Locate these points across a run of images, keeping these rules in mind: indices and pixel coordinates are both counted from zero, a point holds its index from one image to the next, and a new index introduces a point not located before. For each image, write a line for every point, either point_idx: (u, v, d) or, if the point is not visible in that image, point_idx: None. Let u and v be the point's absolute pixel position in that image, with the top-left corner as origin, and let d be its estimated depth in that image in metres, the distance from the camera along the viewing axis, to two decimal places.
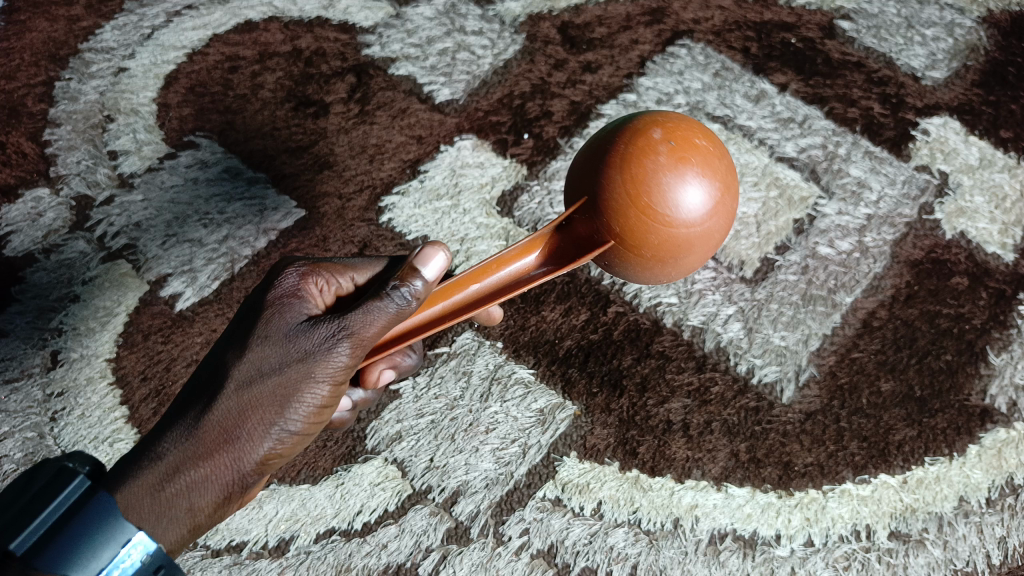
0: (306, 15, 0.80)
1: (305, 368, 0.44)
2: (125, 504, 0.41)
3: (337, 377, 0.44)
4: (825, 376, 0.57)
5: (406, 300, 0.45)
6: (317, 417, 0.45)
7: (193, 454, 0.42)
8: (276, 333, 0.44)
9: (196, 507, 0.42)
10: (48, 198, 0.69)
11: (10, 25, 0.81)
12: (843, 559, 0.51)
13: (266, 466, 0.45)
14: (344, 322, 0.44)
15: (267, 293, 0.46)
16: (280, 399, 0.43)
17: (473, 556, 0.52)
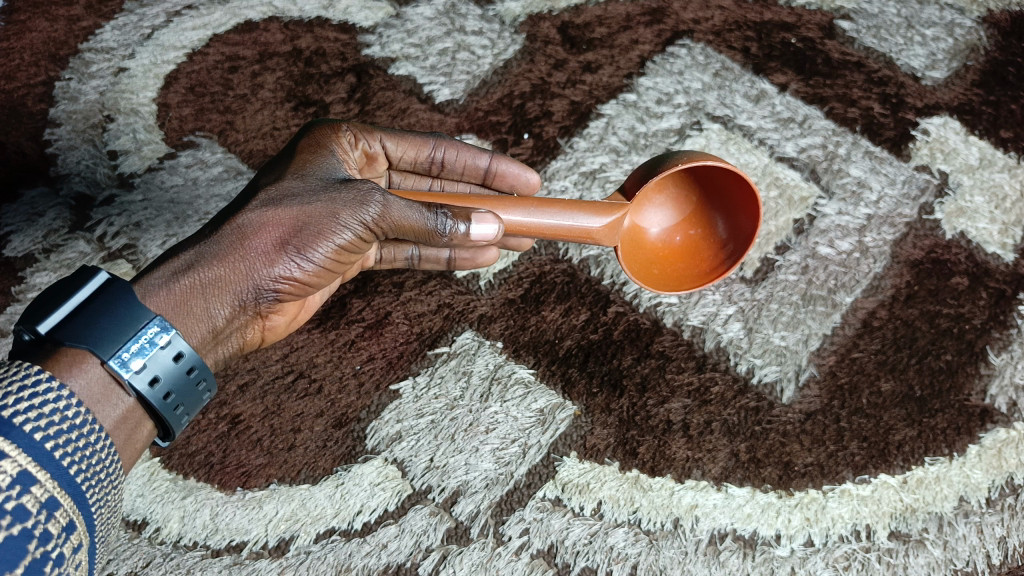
0: (306, 15, 0.80)
1: (332, 215, 0.49)
2: (145, 291, 0.46)
3: (359, 227, 0.50)
4: (825, 375, 0.57)
5: (443, 227, 0.50)
6: (333, 259, 0.50)
7: (215, 254, 0.48)
8: (311, 175, 0.51)
9: (214, 306, 0.48)
10: (48, 198, 0.69)
11: (9, 24, 0.81)
12: (843, 559, 0.51)
13: (280, 291, 0.50)
14: (384, 196, 0.50)
15: (309, 145, 0.53)
16: (304, 234, 0.49)
17: (473, 556, 0.52)
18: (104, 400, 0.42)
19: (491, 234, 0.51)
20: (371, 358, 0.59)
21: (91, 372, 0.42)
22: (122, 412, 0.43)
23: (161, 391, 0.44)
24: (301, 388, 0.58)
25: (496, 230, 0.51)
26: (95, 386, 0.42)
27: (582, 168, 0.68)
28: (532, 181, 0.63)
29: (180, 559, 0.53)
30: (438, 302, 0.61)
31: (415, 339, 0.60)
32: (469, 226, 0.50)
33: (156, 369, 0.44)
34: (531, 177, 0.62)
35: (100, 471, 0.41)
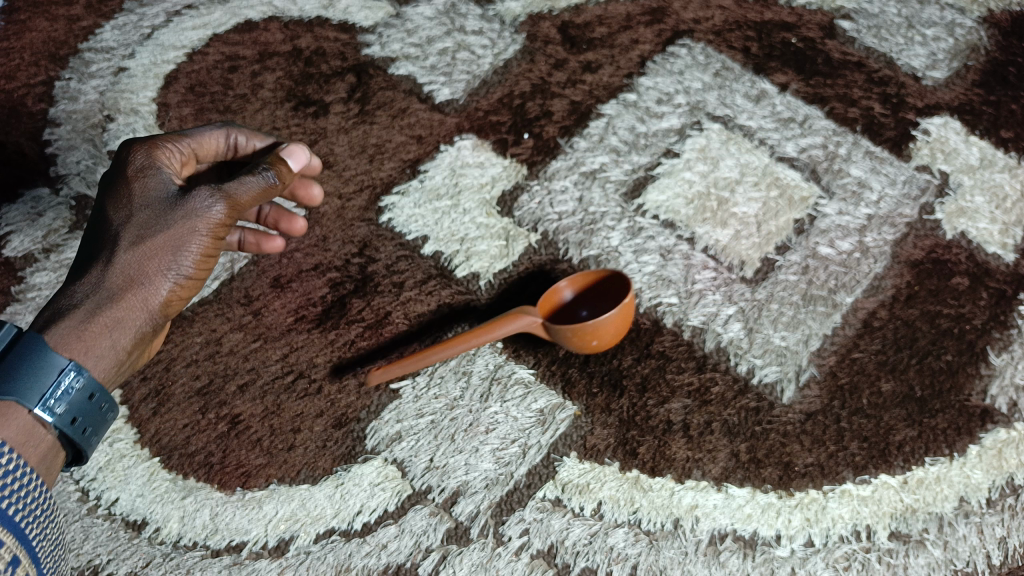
0: (306, 15, 0.80)
1: (188, 220, 0.50)
2: (55, 341, 0.45)
3: (214, 224, 0.51)
4: (826, 376, 0.57)
5: (271, 179, 0.53)
6: (204, 262, 0.52)
7: (100, 300, 0.47)
8: (149, 200, 0.50)
9: (118, 344, 0.48)
10: (48, 198, 0.69)
11: (9, 24, 0.81)
12: (843, 559, 0.51)
13: (167, 305, 0.51)
14: (215, 191, 0.51)
15: (121, 176, 0.51)
16: (172, 243, 0.50)
17: (473, 556, 0.52)
18: (24, 442, 0.43)
19: (307, 157, 0.57)
20: (371, 358, 0.59)
21: (12, 418, 0.43)
22: (45, 449, 0.44)
23: (66, 417, 0.45)
24: (301, 388, 0.58)
25: (309, 153, 0.57)
26: (15, 432, 0.43)
27: (582, 168, 0.67)
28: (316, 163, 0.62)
29: (180, 559, 0.53)
30: (438, 302, 0.61)
31: (416, 339, 0.59)
32: (291, 163, 0.56)
33: (72, 409, 0.45)
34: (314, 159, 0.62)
35: (35, 507, 0.42)
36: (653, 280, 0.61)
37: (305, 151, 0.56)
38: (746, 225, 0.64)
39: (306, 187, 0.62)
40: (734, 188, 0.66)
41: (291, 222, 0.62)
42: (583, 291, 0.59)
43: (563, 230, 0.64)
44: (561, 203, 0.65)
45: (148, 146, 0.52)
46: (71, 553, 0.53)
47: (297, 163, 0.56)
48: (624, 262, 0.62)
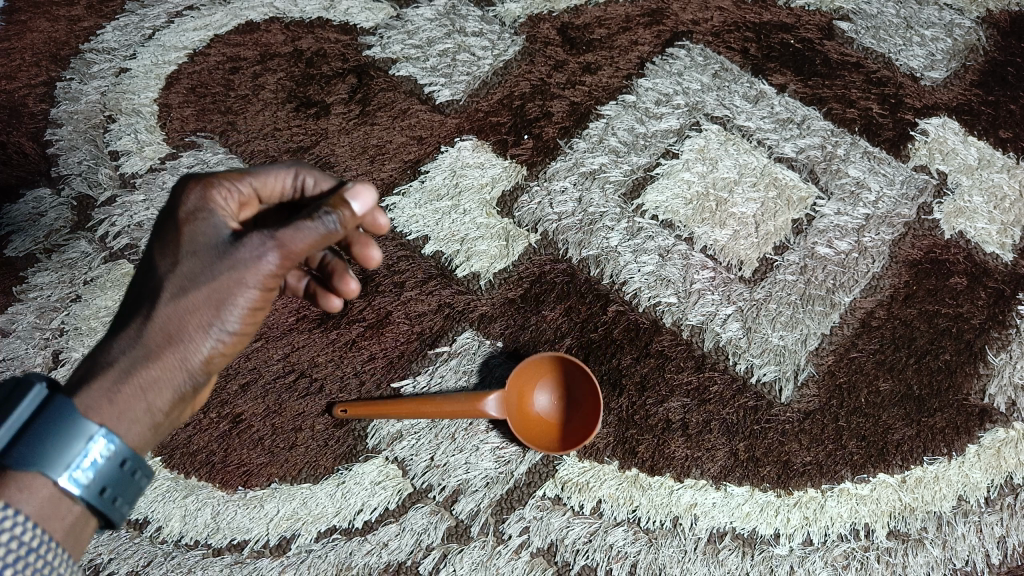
0: (307, 16, 0.81)
1: (233, 270, 0.40)
2: (81, 408, 0.37)
3: (269, 278, 0.40)
4: (824, 375, 0.57)
5: (332, 227, 0.40)
6: (255, 319, 0.42)
7: (133, 361, 0.38)
8: (197, 244, 0.40)
9: (153, 411, 0.39)
10: (50, 198, 0.69)
11: (10, 24, 0.81)
12: (842, 557, 0.52)
13: (213, 368, 0.42)
14: (269, 238, 0.39)
15: (171, 213, 0.42)
16: (216, 296, 0.40)
17: (473, 555, 0.53)
18: (51, 517, 0.35)
19: (373, 201, 0.41)
20: (371, 358, 0.59)
21: (35, 491, 0.35)
22: (75, 523, 0.36)
23: (95, 488, 0.36)
24: (302, 387, 0.58)
25: (375, 192, 0.41)
26: (40, 508, 0.34)
27: (582, 168, 0.68)
28: (384, 221, 0.48)
29: (181, 558, 0.53)
30: (438, 302, 0.61)
31: (416, 339, 0.60)
32: (354, 206, 0.40)
33: (103, 479, 0.36)
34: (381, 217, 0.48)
35: None
36: (653, 279, 0.62)
37: (369, 192, 0.41)
38: (745, 224, 0.64)
39: (366, 248, 0.50)
40: (732, 188, 0.66)
41: (344, 281, 0.51)
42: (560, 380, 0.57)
43: (563, 230, 0.64)
44: (561, 203, 0.66)
45: (202, 184, 0.43)
46: None
47: (358, 207, 0.41)
48: (624, 262, 0.62)
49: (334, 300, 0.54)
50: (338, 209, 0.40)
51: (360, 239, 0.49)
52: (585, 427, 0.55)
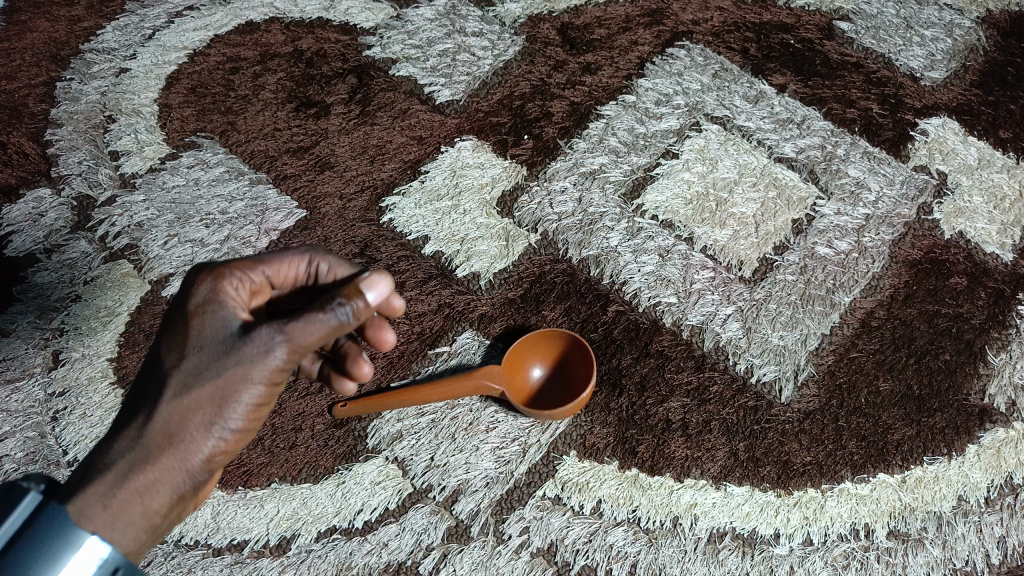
0: (307, 16, 0.81)
1: (240, 365, 0.39)
2: (76, 516, 0.35)
3: (273, 374, 0.40)
4: (824, 375, 0.57)
5: (345, 318, 0.39)
6: (258, 413, 0.41)
7: (135, 460, 0.37)
8: (204, 338, 0.40)
9: (151, 513, 0.38)
10: (50, 198, 0.69)
11: (11, 25, 0.82)
12: (842, 557, 0.52)
13: (214, 463, 0.41)
14: (279, 334, 0.39)
15: (181, 305, 0.41)
16: (222, 392, 0.39)
17: (473, 555, 0.52)
18: None
19: (387, 290, 0.40)
20: (371, 358, 0.59)
21: None
22: None
23: None
24: (302, 387, 0.58)
25: (390, 280, 0.40)
26: None
27: (582, 168, 0.68)
28: (399, 304, 0.46)
29: (179, 559, 0.53)
30: (438, 302, 0.61)
31: (416, 339, 0.60)
32: (370, 297, 0.39)
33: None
34: (396, 300, 0.46)
35: None
36: (653, 279, 0.62)
37: (385, 281, 0.39)
38: (745, 224, 0.64)
39: (381, 328, 0.48)
40: (732, 188, 0.66)
41: (357, 365, 0.47)
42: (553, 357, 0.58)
43: (563, 230, 0.64)
44: (561, 203, 0.66)
45: (214, 274, 0.42)
46: None
47: (372, 297, 0.39)
48: (624, 262, 0.62)
49: (348, 386, 0.50)
50: (353, 299, 0.39)
51: (377, 321, 0.48)
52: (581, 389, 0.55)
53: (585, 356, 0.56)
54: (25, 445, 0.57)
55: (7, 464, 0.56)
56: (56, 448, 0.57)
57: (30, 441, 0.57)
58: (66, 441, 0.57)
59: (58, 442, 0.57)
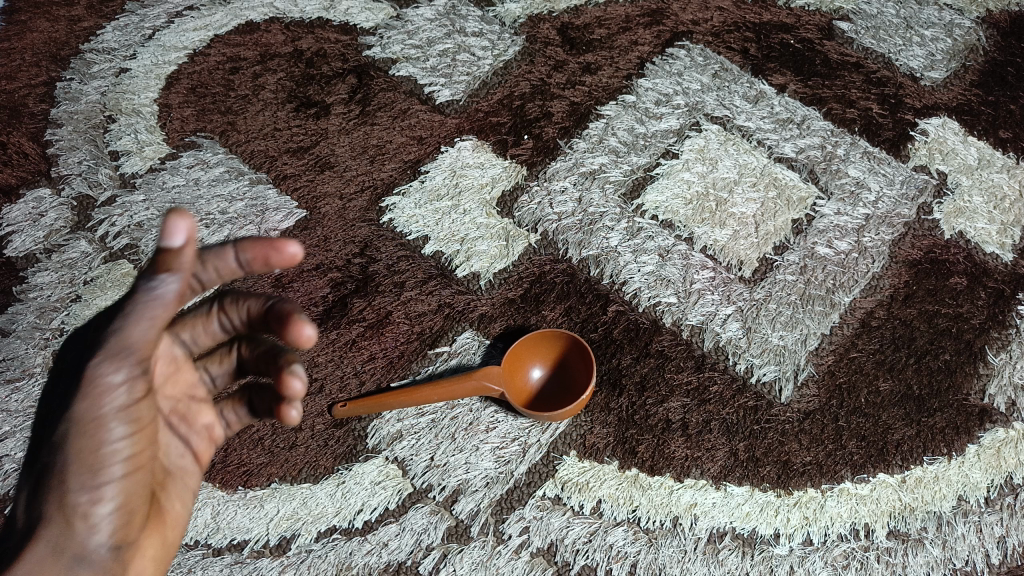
0: (307, 16, 0.81)
1: (82, 412, 0.32)
2: None
3: (124, 373, 0.32)
4: (824, 375, 0.57)
5: (161, 275, 0.31)
6: (135, 424, 0.33)
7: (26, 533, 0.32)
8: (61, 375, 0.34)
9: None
10: (49, 198, 0.69)
11: (11, 25, 0.82)
12: (842, 557, 0.52)
13: (124, 498, 0.33)
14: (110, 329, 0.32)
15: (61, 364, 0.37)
16: (79, 457, 0.32)
17: (473, 555, 0.52)
18: None
19: (193, 230, 0.30)
20: (371, 358, 0.59)
21: None
22: None
23: None
24: None
25: (192, 217, 0.30)
26: None
27: (582, 168, 0.68)
28: (296, 253, 0.33)
29: (179, 559, 0.53)
30: (438, 302, 0.61)
31: (416, 339, 0.60)
32: (166, 233, 0.30)
33: None
34: (289, 248, 0.33)
35: None
36: (653, 280, 0.62)
37: (185, 222, 0.29)
38: (745, 225, 0.64)
39: (296, 326, 0.33)
40: (732, 188, 0.66)
41: (285, 383, 0.35)
42: (552, 361, 0.58)
43: (563, 230, 0.64)
44: (561, 203, 0.66)
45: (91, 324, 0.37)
46: None
47: (178, 244, 0.30)
48: (624, 262, 0.62)
49: (291, 412, 0.37)
50: (166, 264, 0.30)
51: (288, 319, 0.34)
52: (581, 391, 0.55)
53: (584, 359, 0.56)
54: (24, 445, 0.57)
55: (8, 464, 0.56)
56: None
57: None
58: None
59: None
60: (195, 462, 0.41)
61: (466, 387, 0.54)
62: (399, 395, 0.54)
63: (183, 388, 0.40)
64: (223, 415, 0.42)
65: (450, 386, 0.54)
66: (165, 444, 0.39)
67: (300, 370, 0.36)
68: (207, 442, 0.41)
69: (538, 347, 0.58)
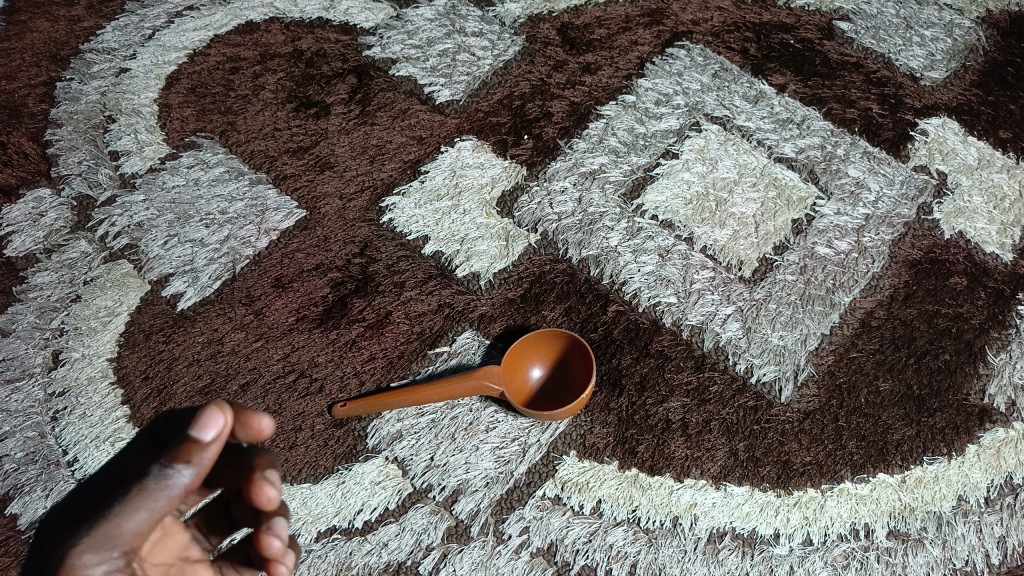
0: (307, 16, 0.81)
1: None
2: None
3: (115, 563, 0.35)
4: (824, 375, 0.57)
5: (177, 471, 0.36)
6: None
7: None
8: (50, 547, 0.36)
9: None
10: (49, 198, 0.69)
11: (10, 25, 0.82)
12: (842, 557, 0.52)
13: None
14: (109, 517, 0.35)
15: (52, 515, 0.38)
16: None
17: (473, 555, 0.52)
18: None
19: (226, 424, 0.36)
20: (371, 359, 0.59)
21: None
22: None
23: None
24: (301, 388, 0.58)
25: (226, 412, 0.36)
26: None
27: (582, 168, 0.68)
28: (266, 424, 0.39)
29: None
30: (438, 302, 0.61)
31: (416, 339, 0.60)
32: (203, 437, 0.36)
33: None
34: (260, 420, 0.38)
35: None
36: (653, 279, 0.62)
37: (220, 417, 0.36)
38: (745, 224, 0.64)
39: (259, 487, 0.38)
40: (732, 187, 0.66)
41: (263, 542, 0.38)
42: (552, 361, 0.58)
43: (563, 230, 0.64)
44: (561, 203, 0.66)
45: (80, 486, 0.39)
46: None
47: (208, 437, 0.36)
48: (624, 262, 0.62)
49: (280, 567, 0.40)
50: (188, 456, 0.36)
51: (253, 480, 0.38)
52: (582, 388, 0.55)
53: (585, 356, 0.56)
54: (24, 445, 0.57)
55: (8, 464, 0.56)
56: (56, 448, 0.57)
57: (30, 441, 0.57)
58: (66, 440, 0.57)
59: (58, 442, 0.57)
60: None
61: (466, 386, 0.54)
62: (399, 395, 0.54)
63: (172, 553, 0.39)
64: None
65: (450, 385, 0.54)
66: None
67: (279, 527, 0.39)
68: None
69: (535, 348, 0.58)
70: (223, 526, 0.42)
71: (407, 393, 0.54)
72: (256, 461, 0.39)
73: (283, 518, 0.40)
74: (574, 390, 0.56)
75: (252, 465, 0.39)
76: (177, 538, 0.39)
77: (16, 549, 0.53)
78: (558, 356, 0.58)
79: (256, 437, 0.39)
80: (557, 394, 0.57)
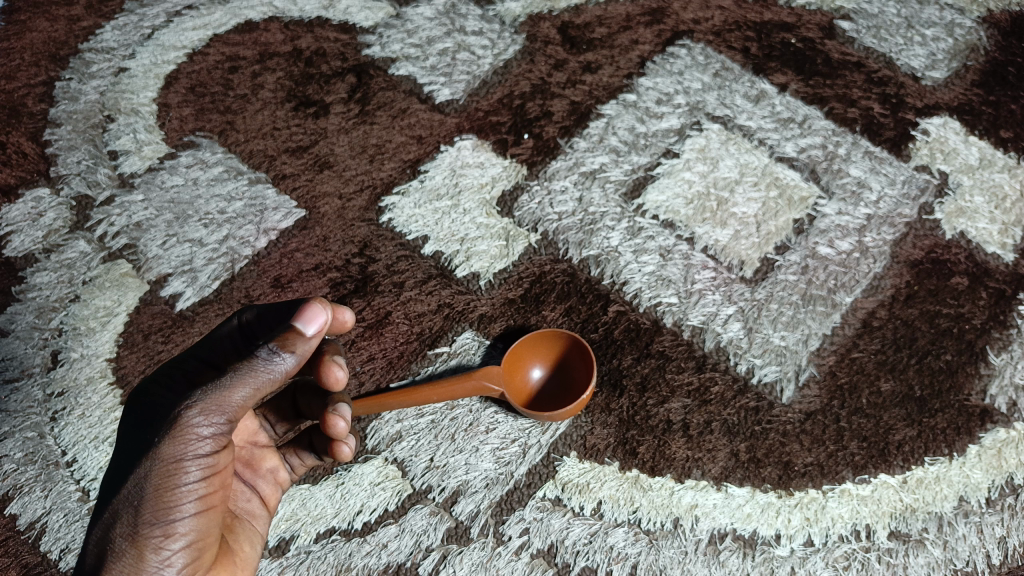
0: (306, 15, 0.81)
1: (170, 452, 0.37)
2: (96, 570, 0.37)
3: (217, 429, 0.38)
4: (825, 376, 0.57)
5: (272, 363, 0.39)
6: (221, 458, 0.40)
7: (132, 531, 0.37)
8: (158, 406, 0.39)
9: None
10: (48, 198, 0.69)
11: (10, 25, 0.82)
12: (843, 558, 0.51)
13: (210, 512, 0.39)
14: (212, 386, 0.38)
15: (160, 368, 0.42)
16: (157, 495, 0.37)
17: (473, 556, 0.52)
18: None
19: (326, 321, 0.40)
20: (371, 359, 0.59)
21: None
22: None
23: None
24: None
25: (327, 310, 0.41)
26: None
27: (582, 168, 0.67)
28: (348, 318, 0.46)
29: None
30: (438, 302, 0.61)
31: (416, 339, 0.59)
32: (306, 331, 0.40)
33: None
34: (343, 313, 0.46)
35: None
36: (653, 280, 0.61)
37: (323, 313, 0.40)
38: (746, 225, 0.64)
39: (329, 368, 0.46)
40: (733, 188, 0.66)
41: (331, 423, 0.46)
42: (552, 363, 0.58)
43: (563, 230, 0.64)
44: (561, 203, 0.66)
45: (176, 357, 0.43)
46: (70, 554, 0.53)
47: (311, 331, 0.40)
48: (623, 262, 0.62)
49: (343, 447, 0.48)
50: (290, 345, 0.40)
51: (323, 362, 0.46)
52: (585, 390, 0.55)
53: (585, 357, 0.56)
54: (24, 445, 0.57)
55: (8, 464, 0.56)
56: (55, 448, 0.57)
57: (30, 441, 0.57)
58: (66, 441, 0.57)
59: (58, 442, 0.57)
60: (263, 507, 0.48)
61: (467, 387, 0.54)
62: (400, 394, 0.53)
63: (246, 437, 0.50)
64: (286, 462, 0.51)
65: (451, 386, 0.53)
66: (236, 489, 0.47)
67: (344, 411, 0.47)
68: (273, 487, 0.50)
69: (533, 351, 0.57)
70: (289, 416, 0.52)
71: (407, 393, 0.53)
72: (325, 349, 0.47)
73: (346, 405, 0.48)
74: (574, 390, 0.56)
75: (323, 349, 0.46)
76: (249, 424, 0.50)
77: (16, 549, 0.54)
78: (558, 356, 0.57)
79: (338, 328, 0.46)
80: (557, 395, 0.57)
